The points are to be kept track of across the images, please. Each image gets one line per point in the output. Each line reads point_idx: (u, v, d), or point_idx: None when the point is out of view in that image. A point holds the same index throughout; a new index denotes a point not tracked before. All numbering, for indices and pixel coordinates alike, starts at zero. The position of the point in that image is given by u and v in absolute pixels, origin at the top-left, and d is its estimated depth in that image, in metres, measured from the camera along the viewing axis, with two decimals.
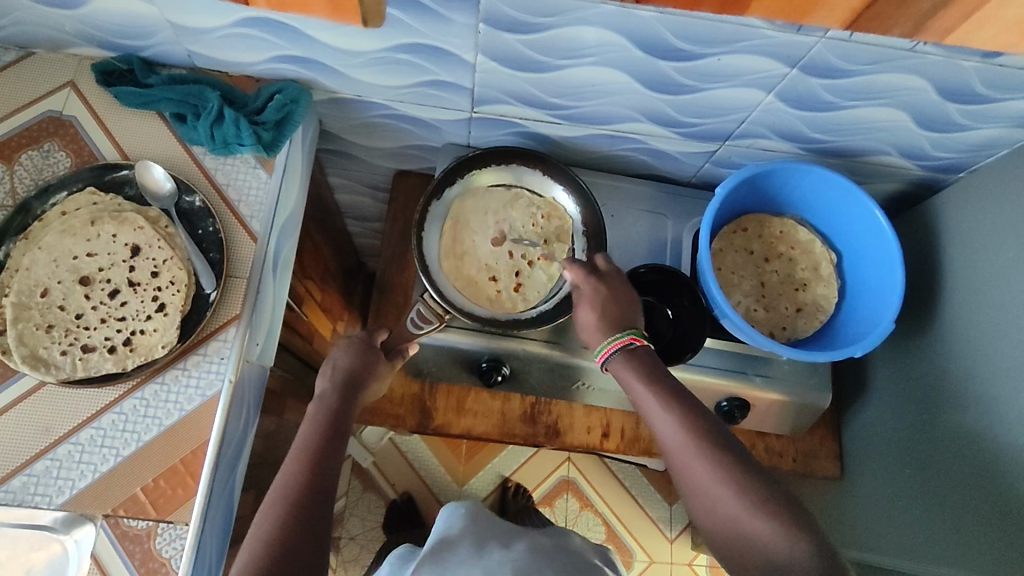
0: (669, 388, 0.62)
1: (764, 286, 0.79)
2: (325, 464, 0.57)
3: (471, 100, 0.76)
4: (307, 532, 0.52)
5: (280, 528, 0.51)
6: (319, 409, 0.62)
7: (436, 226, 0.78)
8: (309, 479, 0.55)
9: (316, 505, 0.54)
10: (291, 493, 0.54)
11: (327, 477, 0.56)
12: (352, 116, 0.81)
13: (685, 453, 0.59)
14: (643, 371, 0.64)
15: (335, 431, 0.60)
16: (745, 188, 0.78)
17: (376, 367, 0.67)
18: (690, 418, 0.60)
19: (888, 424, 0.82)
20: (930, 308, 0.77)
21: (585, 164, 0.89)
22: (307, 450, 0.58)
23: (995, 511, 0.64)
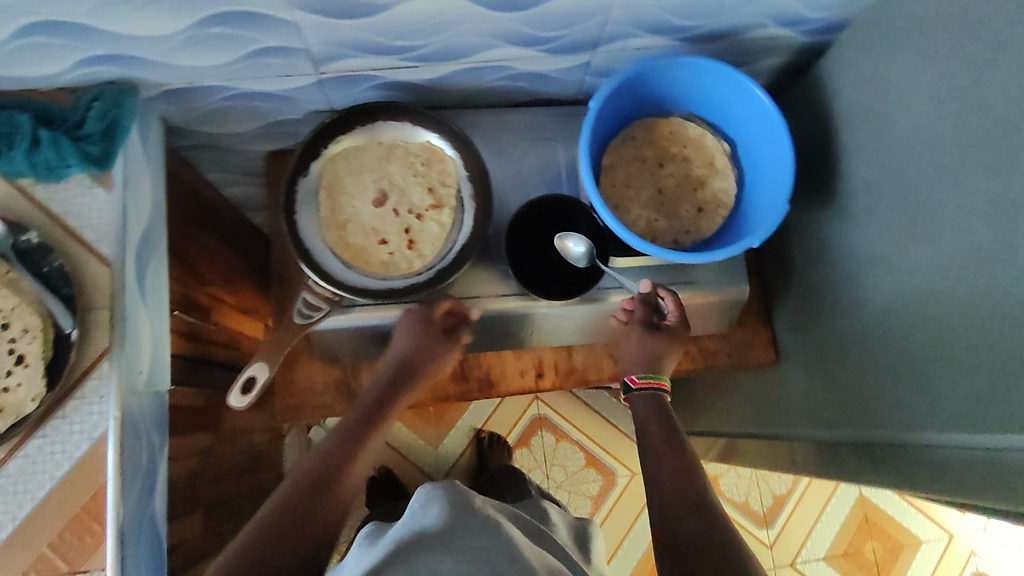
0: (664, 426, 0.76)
1: (662, 193, 0.76)
2: (308, 501, 0.64)
3: (311, 61, 0.69)
4: (272, 550, 0.59)
5: (254, 555, 0.58)
6: (314, 459, 0.69)
7: (310, 206, 0.72)
8: (289, 507, 0.63)
9: (294, 533, 0.61)
10: (265, 521, 0.61)
11: (308, 508, 0.63)
12: (194, 106, 0.74)
13: (677, 490, 0.69)
14: (655, 414, 0.78)
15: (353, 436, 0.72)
16: (623, 95, 0.73)
17: (436, 348, 0.76)
18: (676, 449, 0.74)
19: (815, 302, 0.81)
20: (832, 180, 0.75)
21: (462, 104, 0.83)
22: (302, 478, 0.66)
23: (906, 373, 0.64)
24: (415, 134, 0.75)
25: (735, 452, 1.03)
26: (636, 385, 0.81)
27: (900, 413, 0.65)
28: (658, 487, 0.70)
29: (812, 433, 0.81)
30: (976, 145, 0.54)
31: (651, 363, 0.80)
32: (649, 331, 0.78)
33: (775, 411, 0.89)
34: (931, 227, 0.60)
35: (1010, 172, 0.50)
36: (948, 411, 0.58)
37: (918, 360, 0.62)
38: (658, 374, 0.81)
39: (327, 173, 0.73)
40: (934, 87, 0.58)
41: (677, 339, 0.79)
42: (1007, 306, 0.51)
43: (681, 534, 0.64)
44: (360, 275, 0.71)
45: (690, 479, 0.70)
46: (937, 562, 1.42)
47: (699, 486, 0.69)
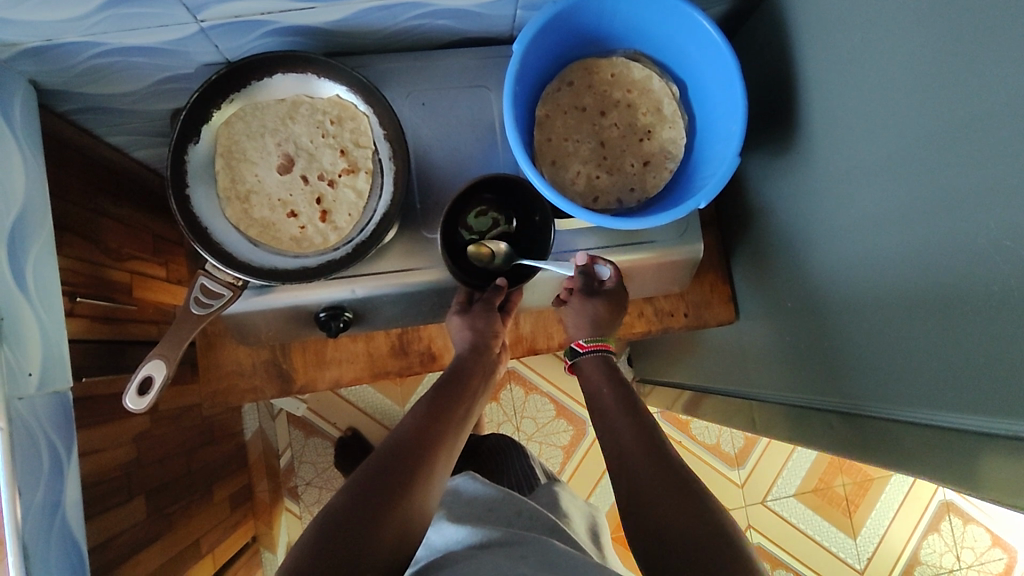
0: (612, 380, 0.69)
1: (604, 146, 0.68)
2: (412, 455, 0.57)
3: (185, 7, 0.58)
4: (363, 519, 0.50)
5: (347, 515, 0.50)
6: (403, 425, 0.61)
7: (205, 178, 0.64)
8: (378, 478, 0.53)
9: (379, 504, 0.51)
10: (344, 497, 0.52)
11: (402, 473, 0.54)
12: (64, 65, 0.64)
13: (632, 449, 0.60)
14: (607, 375, 0.70)
15: (423, 419, 0.62)
16: (554, 33, 0.63)
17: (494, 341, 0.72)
18: (627, 395, 0.67)
19: (774, 259, 0.75)
20: (791, 124, 0.67)
21: (380, 49, 0.73)
22: (396, 448, 0.57)
23: (865, 341, 0.59)
24: (319, 88, 0.67)
25: (702, 409, 1.00)
26: (584, 348, 0.73)
27: (863, 385, 0.60)
28: (618, 447, 0.61)
29: (776, 396, 0.76)
30: (945, 81, 0.46)
31: (599, 327, 0.73)
32: (585, 299, 0.72)
33: (737, 371, 0.85)
34: (895, 183, 0.52)
35: (984, 113, 0.43)
36: (913, 389, 0.53)
37: (883, 331, 0.56)
38: (605, 337, 0.73)
39: (222, 138, 0.65)
40: (900, 9, 0.49)
41: (618, 304, 0.72)
42: (977, 275, 0.45)
43: (643, 482, 0.56)
44: (269, 253, 0.64)
45: (642, 425, 0.62)
46: (905, 493, 1.43)
47: (662, 452, 0.59)
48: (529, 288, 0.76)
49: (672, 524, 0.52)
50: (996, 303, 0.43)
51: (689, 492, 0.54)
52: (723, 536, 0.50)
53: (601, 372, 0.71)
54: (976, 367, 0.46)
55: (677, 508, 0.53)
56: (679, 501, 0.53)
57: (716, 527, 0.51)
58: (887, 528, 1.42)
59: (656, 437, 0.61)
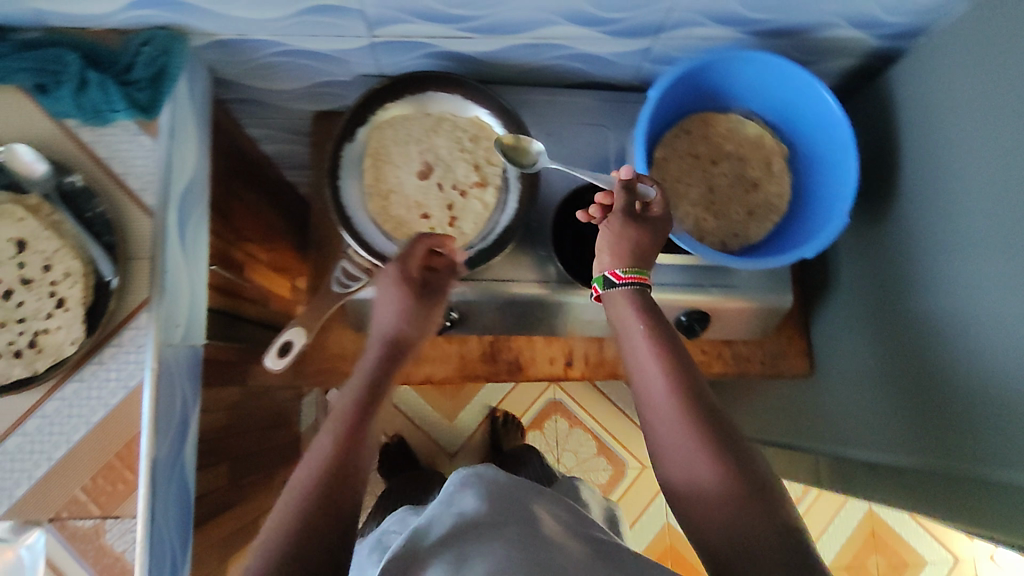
0: (654, 322, 0.57)
1: (713, 193, 0.73)
2: (363, 429, 0.53)
3: (367, 23, 0.66)
4: (331, 503, 0.48)
5: (317, 492, 0.48)
6: (358, 387, 0.58)
7: (354, 173, 0.71)
8: (341, 462, 0.50)
9: (343, 493, 0.49)
10: (309, 479, 0.49)
11: (357, 444, 0.52)
12: (245, 59, 0.72)
13: (690, 461, 0.51)
14: (645, 312, 0.59)
15: (366, 404, 0.56)
16: (685, 86, 0.70)
17: (428, 315, 0.65)
18: (682, 375, 0.54)
19: (857, 317, 0.81)
20: (897, 195, 0.73)
21: (516, 81, 0.80)
22: (348, 426, 0.53)
23: (963, 400, 0.63)
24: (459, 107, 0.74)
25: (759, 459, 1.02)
26: (619, 280, 0.61)
27: (956, 443, 0.63)
28: (677, 453, 0.52)
29: (867, 455, 0.78)
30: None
31: (636, 254, 0.61)
32: (625, 220, 0.62)
33: (815, 426, 0.88)
34: (1009, 258, 0.58)
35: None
36: (1016, 452, 0.55)
37: (991, 391, 0.59)
38: (642, 270, 0.61)
39: (373, 141, 0.72)
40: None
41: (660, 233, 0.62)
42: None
43: (689, 465, 0.51)
44: (400, 248, 0.70)
45: (690, 381, 0.54)
46: None
47: (739, 467, 0.50)
48: None
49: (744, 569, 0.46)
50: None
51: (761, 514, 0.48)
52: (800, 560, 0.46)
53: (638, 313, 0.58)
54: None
55: (750, 545, 0.47)
56: (747, 535, 0.47)
57: (788, 547, 0.46)
58: None
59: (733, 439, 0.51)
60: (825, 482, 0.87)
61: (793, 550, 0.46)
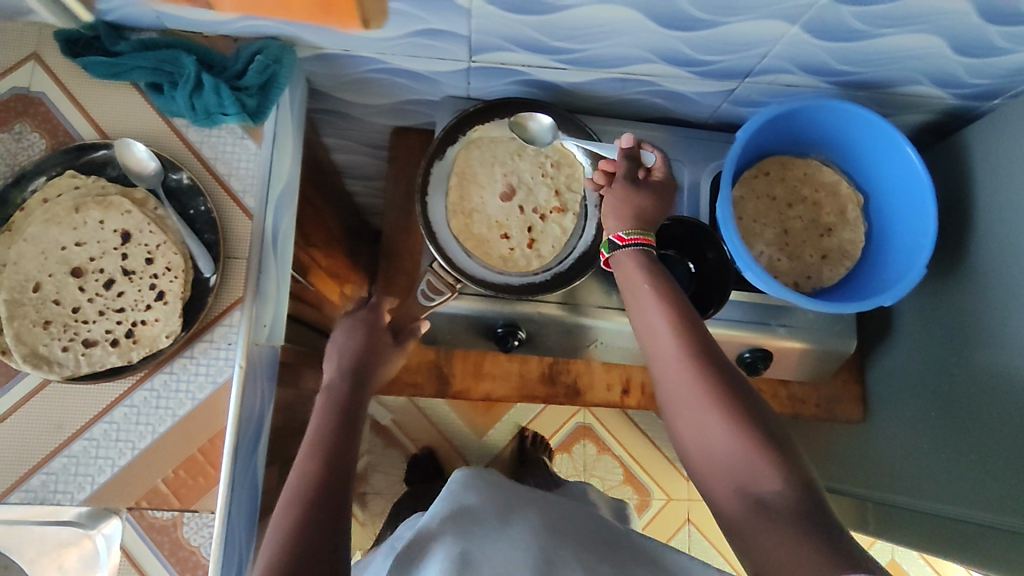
0: (665, 293, 0.59)
1: (788, 234, 0.75)
2: (341, 448, 0.57)
3: (468, 48, 0.68)
4: (327, 520, 0.50)
5: (313, 506, 0.51)
6: (329, 400, 0.62)
7: (440, 190, 0.74)
8: (326, 476, 0.53)
9: (337, 504, 0.52)
10: (309, 488, 0.52)
11: (343, 466, 0.55)
12: (341, 72, 0.74)
13: (708, 431, 0.53)
14: (655, 275, 0.60)
15: (346, 423, 0.60)
16: (768, 130, 0.73)
17: (384, 349, 0.69)
18: (694, 343, 0.56)
19: (911, 366, 0.82)
20: (965, 251, 0.75)
21: (595, 111, 0.83)
22: (321, 442, 0.56)
23: None
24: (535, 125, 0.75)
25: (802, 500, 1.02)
26: (624, 243, 0.62)
27: None
28: (691, 419, 0.54)
29: (918, 504, 0.79)
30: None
31: (643, 220, 0.63)
32: (630, 185, 0.64)
33: (863, 472, 0.89)
34: None
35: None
36: None
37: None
38: (647, 231, 0.62)
39: (460, 160, 0.75)
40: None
41: (666, 193, 0.65)
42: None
43: (710, 439, 0.52)
44: (479, 266, 0.72)
45: (704, 352, 0.56)
46: None
47: (752, 431, 0.51)
48: None
49: (754, 528, 0.47)
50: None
51: (774, 475, 0.49)
52: (816, 520, 0.46)
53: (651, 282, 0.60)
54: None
55: (762, 506, 0.48)
56: (759, 497, 0.48)
57: (804, 508, 0.47)
58: None
59: (748, 405, 0.53)
60: (869, 530, 0.88)
61: (809, 511, 0.47)
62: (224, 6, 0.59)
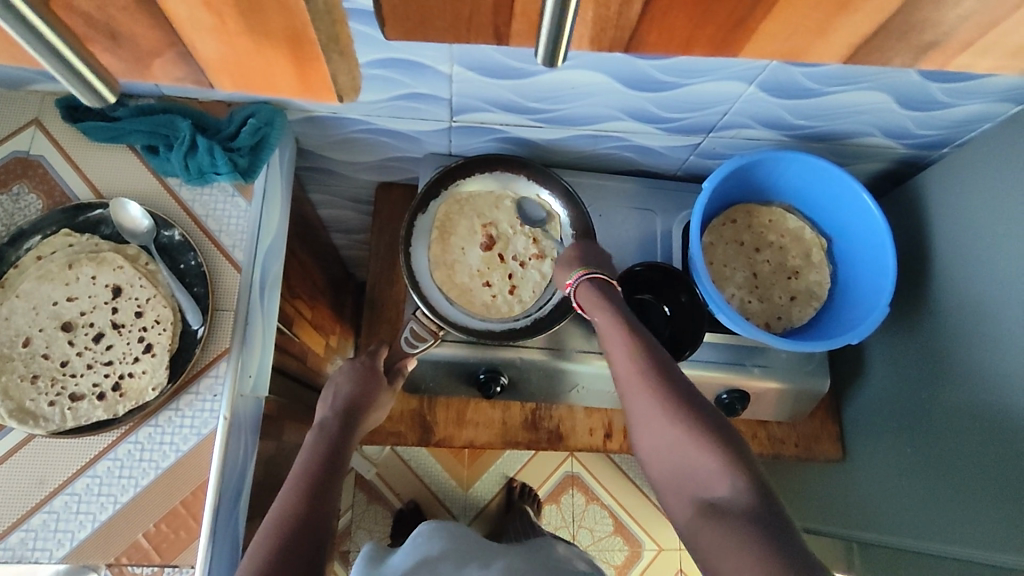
0: (627, 321, 0.62)
1: (756, 277, 0.79)
2: (324, 486, 0.57)
3: (449, 109, 0.73)
4: (301, 558, 0.51)
5: (284, 543, 0.51)
6: (318, 439, 0.63)
7: (423, 242, 0.77)
8: (307, 512, 0.54)
9: (314, 544, 0.52)
10: (289, 523, 0.52)
11: (324, 504, 0.56)
12: (330, 133, 0.79)
13: (672, 447, 0.55)
14: (601, 302, 0.65)
15: (332, 462, 0.60)
16: (732, 180, 0.77)
17: (377, 390, 0.70)
18: (650, 365, 0.59)
19: (884, 403, 0.84)
20: (924, 289, 0.79)
21: (570, 165, 0.87)
22: (305, 479, 0.57)
23: (1014, 488, 0.64)
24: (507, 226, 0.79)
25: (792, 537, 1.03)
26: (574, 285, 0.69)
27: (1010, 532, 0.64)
28: (655, 440, 0.56)
29: (905, 542, 0.78)
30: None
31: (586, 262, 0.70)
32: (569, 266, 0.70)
33: (846, 511, 0.89)
34: None
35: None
36: None
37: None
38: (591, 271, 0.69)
39: (443, 213, 0.78)
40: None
41: (594, 257, 0.70)
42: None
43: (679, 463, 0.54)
44: (461, 312, 0.75)
45: (665, 378, 0.58)
46: None
47: (711, 441, 0.53)
48: None
49: (705, 531, 0.50)
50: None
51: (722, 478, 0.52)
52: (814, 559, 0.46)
53: (599, 302, 0.65)
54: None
55: (713, 508, 0.51)
56: (707, 496, 0.52)
57: (757, 508, 0.49)
58: None
59: (698, 408, 0.56)
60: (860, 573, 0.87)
61: (762, 513, 0.49)
62: (222, 83, 0.58)
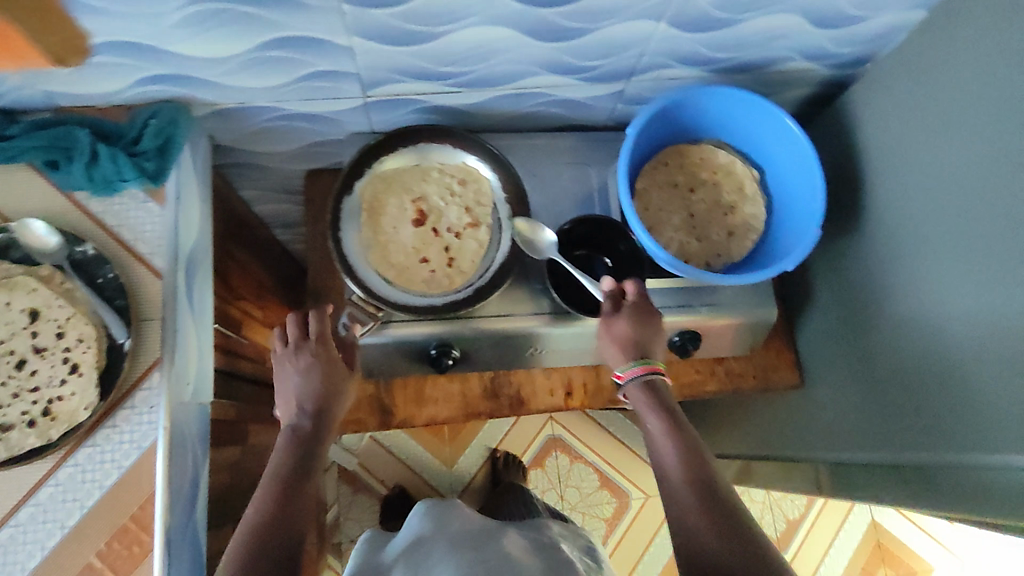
0: (678, 419, 0.65)
1: (694, 217, 0.78)
2: (297, 488, 0.58)
3: (360, 85, 0.71)
4: (273, 567, 0.52)
5: (255, 554, 0.52)
6: (289, 439, 0.63)
7: (353, 224, 0.75)
8: (280, 518, 0.55)
9: (287, 551, 0.53)
10: (260, 531, 0.53)
11: (297, 507, 0.56)
12: (244, 125, 0.76)
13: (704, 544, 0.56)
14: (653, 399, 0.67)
15: (303, 462, 0.60)
16: (659, 122, 0.76)
17: (340, 379, 0.68)
18: (692, 466, 0.62)
19: (837, 324, 0.85)
20: (858, 208, 0.80)
21: (498, 128, 0.86)
22: (277, 482, 0.58)
23: (956, 390, 0.66)
24: (437, 197, 0.77)
25: (760, 469, 1.04)
26: (624, 379, 0.69)
27: (958, 438, 0.65)
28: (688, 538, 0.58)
29: (863, 456, 0.80)
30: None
31: (629, 348, 0.69)
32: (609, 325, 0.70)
33: (807, 434, 0.91)
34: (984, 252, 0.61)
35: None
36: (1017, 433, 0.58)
37: (967, 375, 0.64)
38: (650, 359, 0.68)
39: (371, 193, 0.76)
40: (987, 104, 0.61)
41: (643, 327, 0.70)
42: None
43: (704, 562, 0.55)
44: (401, 292, 0.73)
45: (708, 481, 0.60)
46: None
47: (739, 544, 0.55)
48: None
49: None
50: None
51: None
52: None
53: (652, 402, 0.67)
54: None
55: None
56: None
57: None
58: None
59: (733, 517, 0.58)
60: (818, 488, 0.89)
61: None
62: None
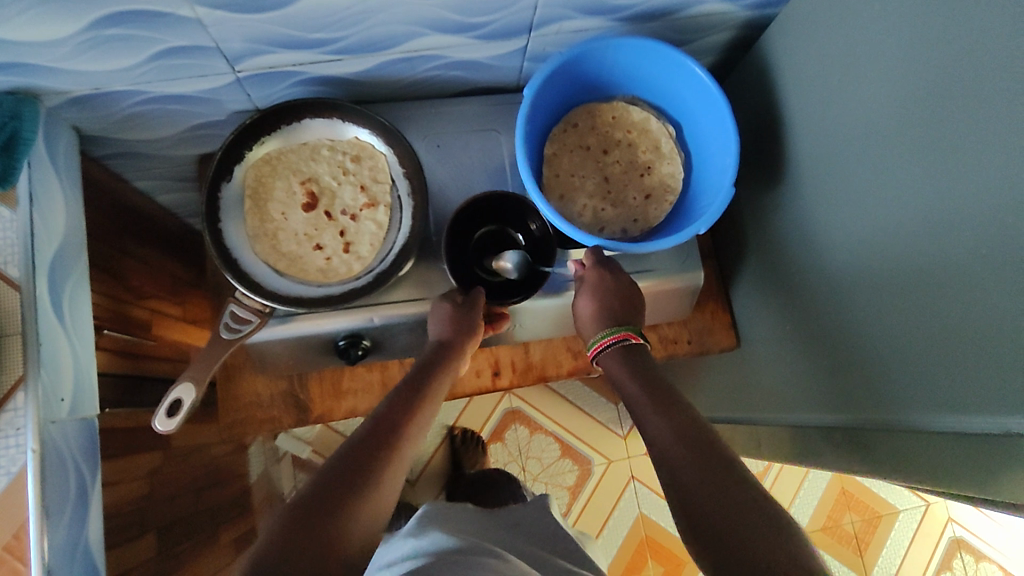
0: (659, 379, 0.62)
1: (608, 181, 0.73)
2: (371, 445, 0.55)
3: (226, 59, 0.64)
4: (321, 511, 0.48)
5: (304, 502, 0.49)
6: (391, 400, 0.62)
7: (237, 214, 0.69)
8: (332, 470, 0.52)
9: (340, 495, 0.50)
10: (312, 486, 0.50)
11: (371, 459, 0.54)
12: (109, 111, 0.70)
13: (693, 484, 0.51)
14: (627, 361, 0.64)
15: (375, 423, 0.58)
16: (561, 81, 0.70)
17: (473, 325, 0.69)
18: (672, 415, 0.57)
19: (769, 282, 0.81)
20: (780, 160, 0.75)
21: (398, 97, 0.79)
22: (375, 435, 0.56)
23: (868, 353, 0.62)
24: (329, 177, 0.72)
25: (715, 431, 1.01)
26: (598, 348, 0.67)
27: (874, 398, 0.61)
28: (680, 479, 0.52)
29: (798, 418, 0.77)
30: (938, 100, 0.50)
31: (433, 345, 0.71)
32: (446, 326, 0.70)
33: (750, 397, 0.88)
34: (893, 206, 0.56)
35: (970, 132, 0.47)
36: (926, 395, 0.54)
37: (872, 333, 0.61)
38: (618, 328, 0.66)
39: (254, 177, 0.70)
40: (887, 41, 0.55)
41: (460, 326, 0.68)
42: (949, 273, 0.50)
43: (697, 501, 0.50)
44: (295, 283, 0.69)
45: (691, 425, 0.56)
46: (913, 531, 1.43)
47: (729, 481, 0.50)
48: (536, 316, 0.78)
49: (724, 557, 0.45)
50: (981, 290, 0.47)
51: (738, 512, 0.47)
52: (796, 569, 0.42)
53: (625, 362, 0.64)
54: (975, 351, 0.48)
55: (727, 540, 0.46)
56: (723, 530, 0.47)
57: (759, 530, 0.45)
58: (900, 562, 1.42)
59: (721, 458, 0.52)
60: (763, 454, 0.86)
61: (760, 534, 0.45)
62: None
